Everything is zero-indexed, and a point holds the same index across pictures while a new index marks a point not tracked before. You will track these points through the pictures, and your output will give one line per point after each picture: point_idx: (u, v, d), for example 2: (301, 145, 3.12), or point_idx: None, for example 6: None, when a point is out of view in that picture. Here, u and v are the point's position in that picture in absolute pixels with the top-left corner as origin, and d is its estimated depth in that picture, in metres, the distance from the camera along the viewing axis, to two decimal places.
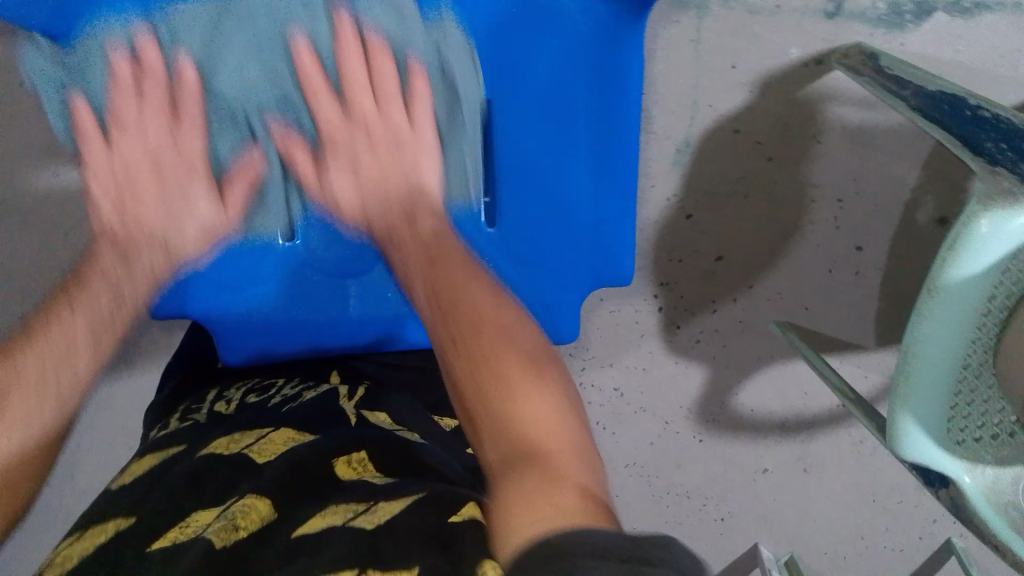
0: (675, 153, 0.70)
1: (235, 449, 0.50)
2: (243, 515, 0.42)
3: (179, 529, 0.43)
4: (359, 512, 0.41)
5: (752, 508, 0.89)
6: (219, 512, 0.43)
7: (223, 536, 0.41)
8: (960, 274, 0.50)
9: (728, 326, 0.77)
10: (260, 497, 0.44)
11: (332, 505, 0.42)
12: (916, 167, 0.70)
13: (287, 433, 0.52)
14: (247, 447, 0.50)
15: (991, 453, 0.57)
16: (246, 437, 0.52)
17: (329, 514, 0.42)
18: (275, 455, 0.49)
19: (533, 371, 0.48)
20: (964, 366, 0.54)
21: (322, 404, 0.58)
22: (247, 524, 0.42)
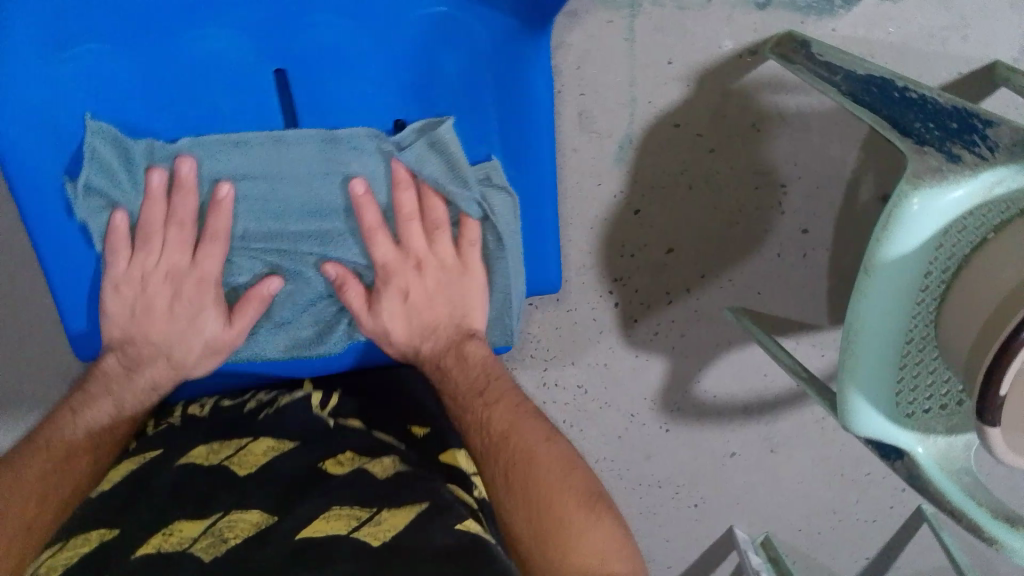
0: (618, 151, 0.69)
1: (214, 517, 0.52)
2: (225, 532, 0.48)
3: None
4: (353, 524, 0.49)
5: (723, 491, 0.91)
6: None
7: (207, 551, 0.47)
8: (894, 252, 0.51)
9: (685, 316, 0.78)
10: (239, 513, 0.51)
11: (326, 508, 0.50)
12: (854, 149, 0.72)
13: (265, 440, 0.59)
14: (229, 456, 0.57)
15: (940, 423, 0.59)
16: (229, 459, 0.56)
17: (325, 517, 0.49)
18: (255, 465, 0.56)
19: None
20: (907, 340, 0.55)
21: (297, 415, 0.62)
22: (236, 535, 0.51)
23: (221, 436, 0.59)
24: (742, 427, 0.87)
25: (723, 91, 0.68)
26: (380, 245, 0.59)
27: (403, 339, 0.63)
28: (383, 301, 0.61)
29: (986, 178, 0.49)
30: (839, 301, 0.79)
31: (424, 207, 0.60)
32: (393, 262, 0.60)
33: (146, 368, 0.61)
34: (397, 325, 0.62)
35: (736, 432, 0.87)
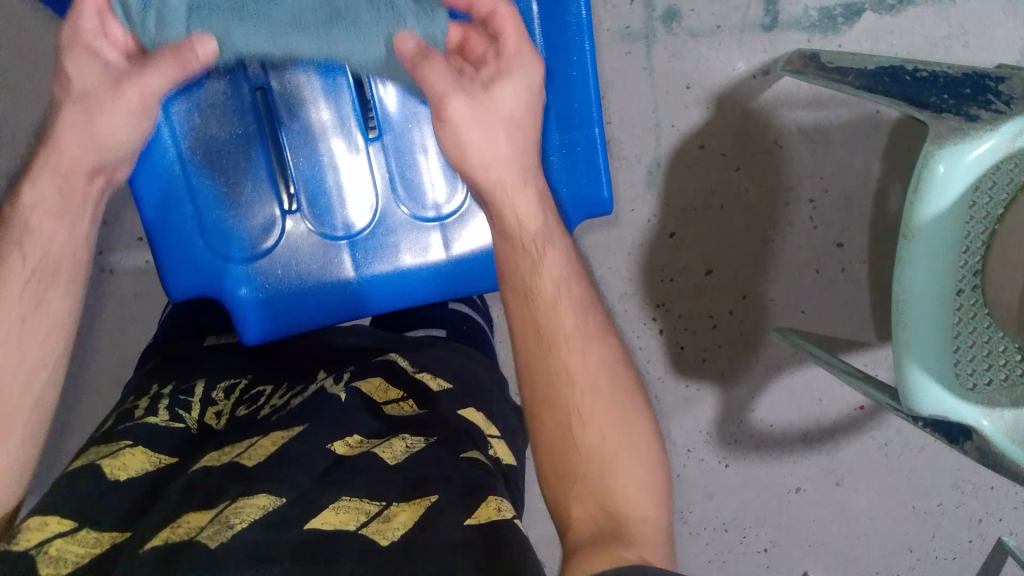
0: (648, 175, 0.73)
1: (224, 459, 0.47)
2: (238, 514, 0.41)
3: (170, 530, 0.40)
4: (371, 514, 0.42)
5: (793, 532, 0.88)
6: (212, 515, 0.41)
7: (217, 536, 0.39)
8: (931, 213, 0.53)
9: (731, 340, 0.79)
10: (252, 496, 0.42)
11: (344, 499, 0.43)
12: (877, 157, 0.74)
13: (274, 434, 0.49)
14: (237, 454, 0.47)
15: (1006, 397, 0.57)
16: (234, 448, 0.49)
17: (341, 509, 0.42)
18: (265, 456, 0.46)
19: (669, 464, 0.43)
20: (957, 307, 0.55)
21: (312, 397, 0.54)
22: (244, 519, 0.41)
23: (228, 433, 0.52)
24: (804, 459, 0.85)
25: (743, 110, 0.72)
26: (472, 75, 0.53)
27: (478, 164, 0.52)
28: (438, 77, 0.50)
29: (1009, 128, 0.51)
30: (884, 316, 0.79)
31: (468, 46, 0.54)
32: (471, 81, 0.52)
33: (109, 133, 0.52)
34: (525, 188, 0.53)
35: (798, 464, 0.85)
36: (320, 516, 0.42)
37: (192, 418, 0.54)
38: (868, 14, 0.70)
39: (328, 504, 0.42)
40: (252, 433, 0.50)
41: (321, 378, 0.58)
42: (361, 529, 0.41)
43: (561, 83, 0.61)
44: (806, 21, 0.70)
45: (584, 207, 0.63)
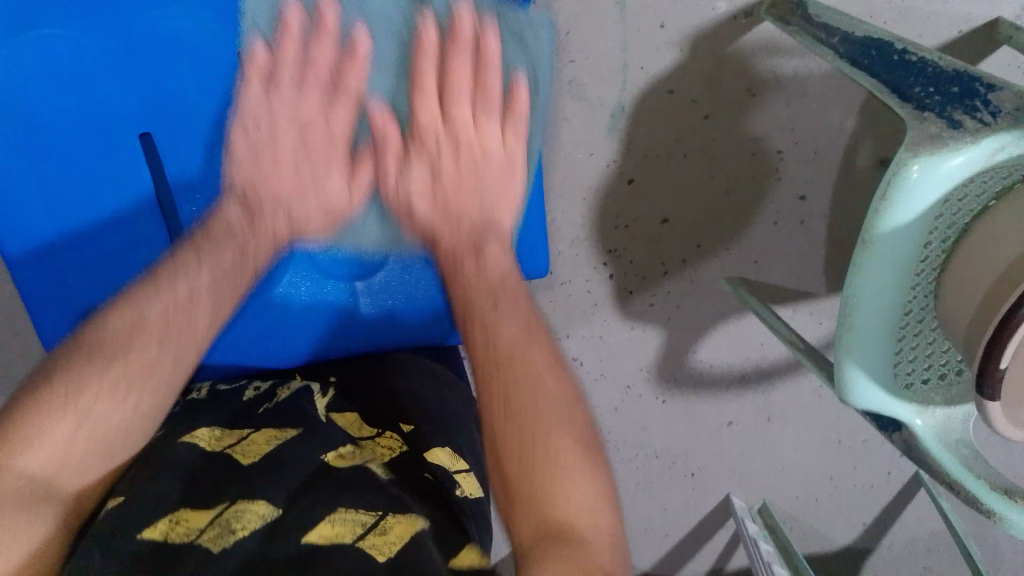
0: (611, 119, 0.68)
1: (216, 447, 0.49)
2: (239, 518, 0.44)
3: (170, 522, 0.43)
4: (368, 527, 0.46)
5: (720, 459, 0.91)
6: (211, 516, 0.44)
7: (218, 540, 0.43)
8: (892, 223, 0.50)
9: (680, 286, 0.78)
10: (251, 500, 0.45)
11: (340, 510, 0.46)
12: (853, 113, 0.69)
13: (268, 432, 0.52)
14: (230, 447, 0.49)
15: (940, 394, 0.58)
16: (226, 435, 0.51)
17: (337, 521, 0.46)
18: (260, 456, 0.49)
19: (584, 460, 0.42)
20: (906, 312, 0.54)
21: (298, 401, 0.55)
22: (244, 525, 0.44)
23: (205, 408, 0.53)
24: (738, 397, 0.86)
25: (718, 55, 0.66)
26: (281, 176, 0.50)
27: (423, 221, 0.51)
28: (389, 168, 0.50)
29: (989, 144, 0.47)
30: (836, 269, 0.78)
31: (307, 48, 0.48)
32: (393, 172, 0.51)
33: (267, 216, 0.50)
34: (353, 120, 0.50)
35: (732, 402, 0.86)
36: (317, 527, 0.45)
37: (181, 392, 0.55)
38: None
39: (323, 517, 0.46)
40: (242, 423, 0.52)
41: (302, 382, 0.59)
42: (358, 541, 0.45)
43: None
44: None
45: None
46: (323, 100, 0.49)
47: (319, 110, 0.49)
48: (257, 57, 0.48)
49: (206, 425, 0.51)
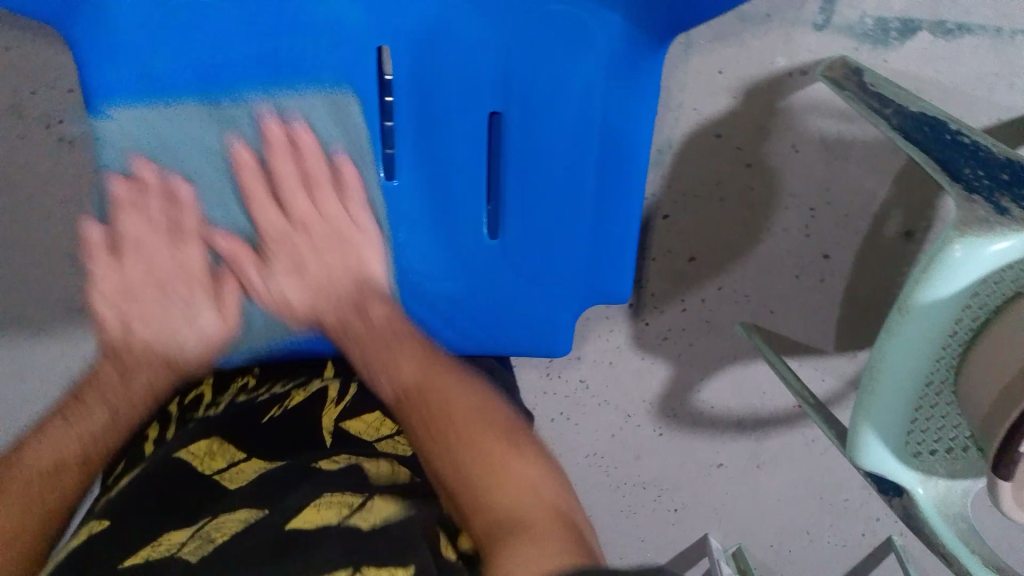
0: (657, 154, 0.70)
1: (208, 473, 0.56)
2: (217, 529, 0.49)
3: (152, 547, 0.48)
4: (353, 507, 0.50)
5: (704, 498, 0.92)
6: (191, 532, 0.49)
7: (197, 550, 0.47)
8: (929, 296, 0.51)
9: (695, 325, 0.79)
10: (232, 513, 0.51)
11: (325, 497, 0.51)
12: (887, 182, 0.71)
13: (256, 462, 0.57)
14: (218, 473, 0.56)
15: (944, 466, 0.60)
16: (231, 455, 0.59)
17: (323, 507, 0.50)
18: (244, 481, 0.55)
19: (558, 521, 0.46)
20: (927, 383, 0.56)
21: (301, 423, 0.62)
22: (223, 534, 0.49)
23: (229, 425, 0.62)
24: (731, 441, 0.88)
25: (770, 108, 0.68)
26: (266, 210, 0.60)
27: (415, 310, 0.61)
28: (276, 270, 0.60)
29: None
30: (845, 329, 0.79)
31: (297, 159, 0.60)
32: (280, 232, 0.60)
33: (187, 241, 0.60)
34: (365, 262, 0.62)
35: (726, 445, 0.88)
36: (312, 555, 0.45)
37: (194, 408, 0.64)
38: (924, 34, 0.64)
39: (310, 504, 0.50)
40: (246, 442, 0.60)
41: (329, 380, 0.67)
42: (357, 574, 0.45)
43: (607, 168, 0.62)
44: (860, 28, 0.64)
45: (597, 294, 0.68)
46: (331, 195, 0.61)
47: (315, 206, 0.61)
48: (274, 137, 0.59)
49: (211, 438, 0.60)
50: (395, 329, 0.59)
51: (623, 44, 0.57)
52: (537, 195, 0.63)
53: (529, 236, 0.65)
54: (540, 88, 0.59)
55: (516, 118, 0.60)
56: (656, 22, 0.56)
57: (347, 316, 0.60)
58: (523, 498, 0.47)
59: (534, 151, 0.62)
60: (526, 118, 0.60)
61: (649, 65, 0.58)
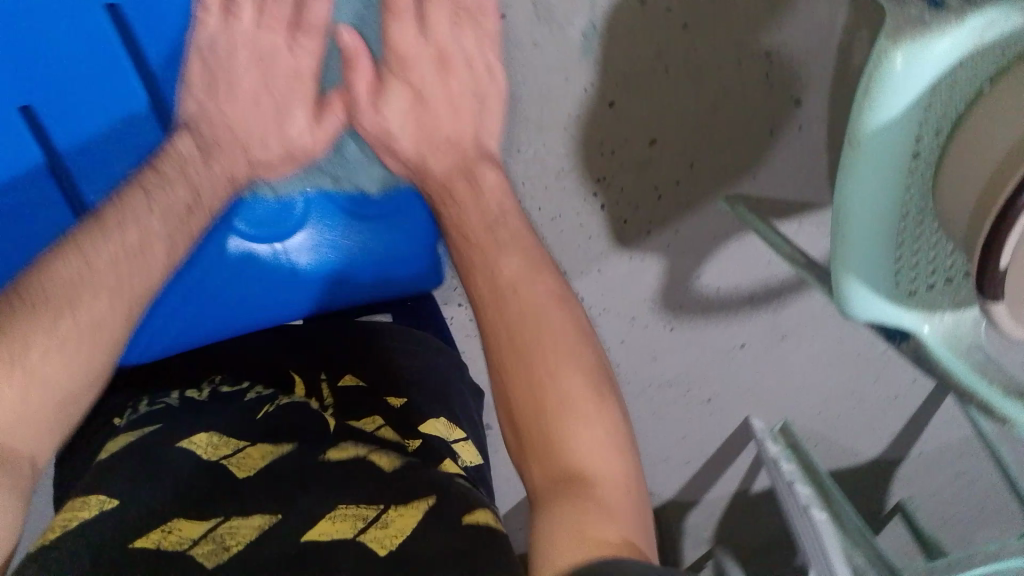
0: (582, 40, 0.64)
1: (211, 458, 0.51)
2: (233, 534, 0.45)
3: (162, 534, 0.44)
4: (369, 519, 0.47)
5: (735, 382, 0.89)
6: (206, 530, 0.45)
7: (212, 556, 0.43)
8: (877, 121, 0.46)
9: (674, 210, 0.75)
10: (244, 517, 0.46)
11: (341, 507, 0.48)
12: (844, 7, 0.64)
13: (265, 446, 0.53)
14: (225, 459, 0.51)
15: (947, 298, 0.55)
16: (227, 443, 0.52)
17: (338, 519, 0.47)
18: (255, 471, 0.50)
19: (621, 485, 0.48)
20: (903, 215, 0.51)
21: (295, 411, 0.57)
22: (238, 541, 0.44)
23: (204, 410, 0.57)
24: (748, 319, 0.84)
25: None
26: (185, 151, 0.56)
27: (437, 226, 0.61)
28: (390, 88, 0.58)
29: (978, 22, 0.43)
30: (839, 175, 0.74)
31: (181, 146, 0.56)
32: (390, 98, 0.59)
33: (221, 152, 0.59)
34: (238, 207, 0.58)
35: (743, 323, 0.84)
36: (318, 525, 0.46)
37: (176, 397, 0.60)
38: None
39: (325, 515, 0.47)
40: (243, 433, 0.54)
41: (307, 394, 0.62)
42: (359, 536, 0.45)
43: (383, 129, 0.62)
44: None
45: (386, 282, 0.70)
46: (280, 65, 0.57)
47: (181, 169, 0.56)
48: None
49: (209, 431, 0.53)
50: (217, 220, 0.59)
51: None
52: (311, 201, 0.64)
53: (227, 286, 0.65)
54: None
55: None
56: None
57: (455, 175, 0.60)
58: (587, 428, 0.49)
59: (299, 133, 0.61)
60: None
61: None
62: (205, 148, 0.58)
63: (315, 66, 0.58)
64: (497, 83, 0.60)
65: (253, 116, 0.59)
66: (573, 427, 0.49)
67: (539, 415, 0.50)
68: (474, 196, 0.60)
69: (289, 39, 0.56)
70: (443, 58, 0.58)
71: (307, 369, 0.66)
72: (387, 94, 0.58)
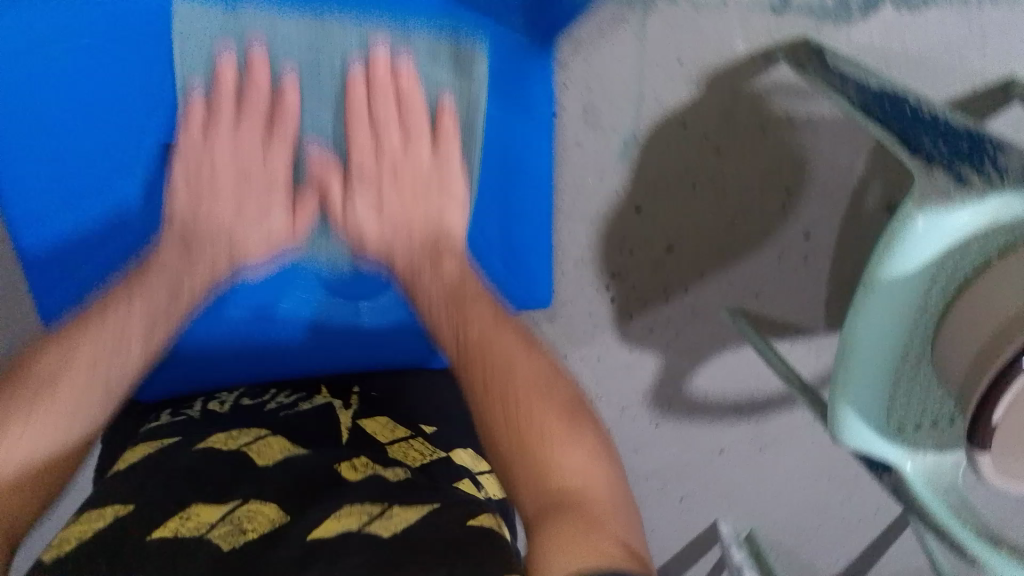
0: (622, 146, 0.69)
1: (233, 446, 0.55)
2: (250, 519, 0.48)
3: (179, 520, 0.47)
4: (375, 514, 0.49)
5: (710, 484, 0.92)
6: (221, 513, 0.48)
7: (230, 539, 0.46)
8: (893, 271, 0.51)
9: (680, 313, 0.78)
10: (264, 502, 0.50)
11: (347, 504, 0.50)
12: (862, 155, 0.71)
13: (282, 441, 0.57)
14: (246, 445, 0.56)
15: (930, 440, 0.59)
16: (243, 435, 0.57)
17: (345, 516, 0.48)
18: (274, 460, 0.54)
19: (571, 422, 0.50)
20: (902, 358, 0.55)
21: (318, 415, 0.62)
22: (254, 527, 0.48)
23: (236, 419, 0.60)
24: (731, 425, 0.87)
25: (733, 90, 0.67)
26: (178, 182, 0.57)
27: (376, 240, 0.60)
28: (356, 202, 0.59)
29: (993, 202, 0.48)
30: (835, 305, 0.79)
31: (245, 88, 0.58)
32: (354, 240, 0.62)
33: (204, 246, 0.57)
34: (272, 220, 0.59)
35: (727, 429, 0.87)
36: (321, 525, 0.48)
37: (199, 411, 0.62)
38: (887, 9, 0.65)
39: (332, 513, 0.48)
40: (262, 427, 0.59)
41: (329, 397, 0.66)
42: (365, 526, 0.47)
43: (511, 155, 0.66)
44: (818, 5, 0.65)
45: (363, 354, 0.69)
46: (261, 135, 0.58)
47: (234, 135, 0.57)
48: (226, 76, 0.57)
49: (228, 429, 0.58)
50: (282, 238, 0.60)
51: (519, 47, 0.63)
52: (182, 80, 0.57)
53: (206, 345, 0.65)
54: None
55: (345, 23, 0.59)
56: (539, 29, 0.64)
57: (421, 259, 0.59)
58: (572, 446, 0.49)
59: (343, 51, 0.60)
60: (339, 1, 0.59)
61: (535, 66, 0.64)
62: (190, 245, 0.57)
63: (273, 112, 0.58)
64: (450, 160, 0.60)
65: (232, 192, 0.58)
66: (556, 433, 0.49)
67: (512, 447, 0.49)
68: (435, 279, 0.58)
69: (264, 142, 0.58)
70: (404, 128, 0.59)
71: (335, 384, 0.68)
72: (354, 130, 0.59)
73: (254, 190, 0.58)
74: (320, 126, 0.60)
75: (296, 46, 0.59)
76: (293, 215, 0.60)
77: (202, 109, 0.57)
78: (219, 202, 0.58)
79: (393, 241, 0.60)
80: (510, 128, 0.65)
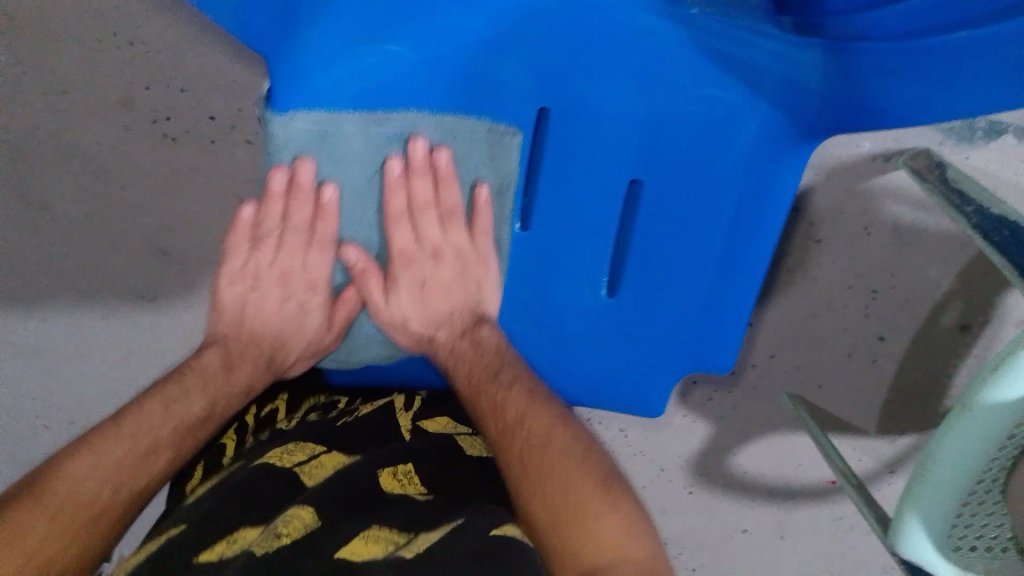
0: None
1: (288, 464, 0.55)
2: (287, 525, 0.48)
3: (227, 543, 0.47)
4: (400, 542, 0.47)
5: (724, 563, 0.91)
6: (262, 531, 0.48)
7: (267, 544, 0.46)
8: (994, 398, 0.52)
9: (742, 389, 0.80)
10: (303, 507, 0.50)
11: (373, 528, 0.49)
12: (950, 274, 0.72)
13: (337, 456, 0.57)
14: (299, 465, 0.55)
15: (981, 564, 0.59)
16: (299, 452, 0.57)
17: (370, 540, 0.47)
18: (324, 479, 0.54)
19: (608, 495, 0.52)
20: (979, 481, 0.56)
21: (379, 418, 0.63)
22: (288, 532, 0.47)
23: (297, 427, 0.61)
24: (759, 507, 0.87)
25: (849, 187, 0.70)
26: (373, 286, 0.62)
27: (417, 329, 0.64)
28: (398, 286, 0.62)
29: None
30: (890, 409, 0.80)
31: (411, 188, 0.57)
32: (411, 249, 0.61)
33: (244, 368, 0.64)
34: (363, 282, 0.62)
35: (754, 510, 0.88)
36: (348, 545, 0.47)
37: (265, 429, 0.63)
38: (1009, 137, 0.68)
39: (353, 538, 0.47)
40: (317, 440, 0.58)
41: (393, 393, 0.68)
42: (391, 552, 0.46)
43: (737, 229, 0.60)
44: (948, 123, 0.68)
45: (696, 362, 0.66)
46: (438, 224, 0.60)
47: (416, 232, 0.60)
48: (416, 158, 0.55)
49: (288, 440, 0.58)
50: (502, 355, 0.61)
51: (775, 135, 0.56)
52: (660, 254, 0.62)
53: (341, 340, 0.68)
54: (692, 141, 0.57)
55: (653, 184, 0.59)
56: (804, 124, 0.55)
57: (460, 339, 0.63)
58: (606, 516, 0.50)
59: (659, 223, 0.61)
60: (661, 179, 0.59)
61: (790, 163, 0.57)
62: (232, 366, 0.64)
63: (436, 196, 0.59)
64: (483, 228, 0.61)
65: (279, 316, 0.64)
66: (596, 510, 0.51)
67: (554, 526, 0.50)
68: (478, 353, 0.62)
69: (308, 250, 0.60)
70: (443, 213, 0.60)
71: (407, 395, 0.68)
72: (395, 230, 0.59)
73: (307, 266, 0.61)
74: (484, 171, 0.58)
75: (478, 156, 0.57)
76: (332, 318, 0.65)
77: (312, 209, 0.56)
78: (427, 295, 0.64)
79: (436, 330, 0.64)
80: (736, 250, 0.61)
